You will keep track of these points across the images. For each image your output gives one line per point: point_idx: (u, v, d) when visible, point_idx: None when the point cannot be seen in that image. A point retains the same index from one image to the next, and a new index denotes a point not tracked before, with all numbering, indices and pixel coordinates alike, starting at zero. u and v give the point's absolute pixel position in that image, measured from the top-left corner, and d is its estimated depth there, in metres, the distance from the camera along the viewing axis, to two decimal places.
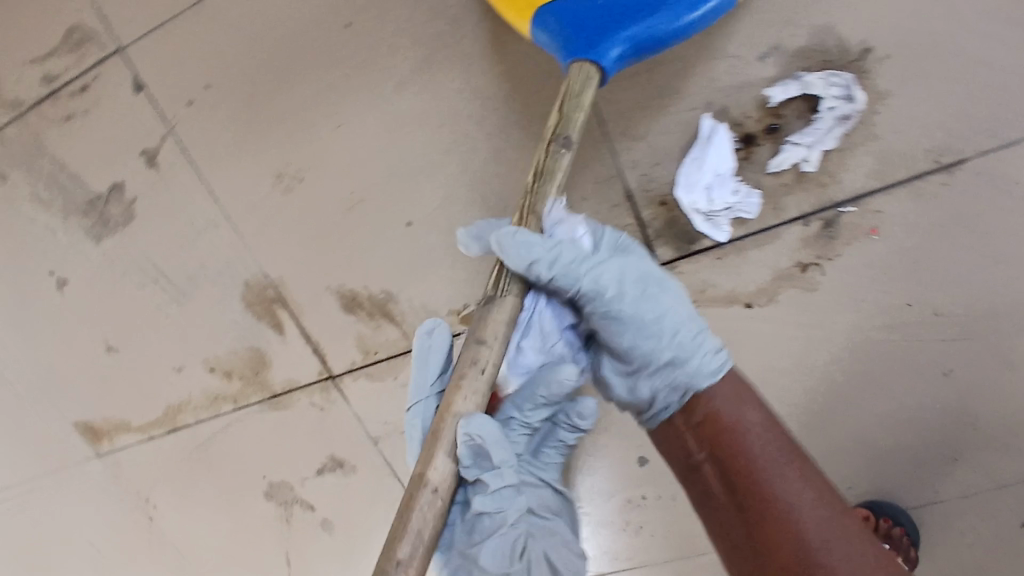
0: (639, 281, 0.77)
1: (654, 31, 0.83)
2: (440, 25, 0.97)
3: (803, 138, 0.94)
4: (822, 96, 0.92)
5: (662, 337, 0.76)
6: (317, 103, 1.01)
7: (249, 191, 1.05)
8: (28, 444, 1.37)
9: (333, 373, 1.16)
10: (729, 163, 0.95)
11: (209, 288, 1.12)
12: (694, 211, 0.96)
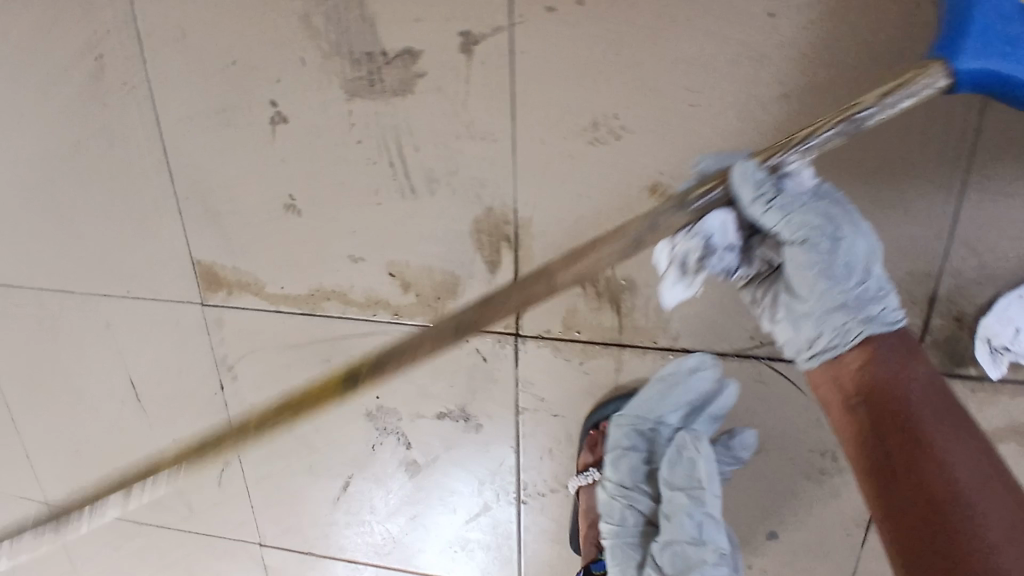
0: (829, 230, 0.71)
1: (1008, 73, 0.65)
2: (867, 54, 0.83)
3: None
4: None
5: (836, 304, 0.72)
6: (685, 73, 0.88)
7: (553, 125, 0.94)
8: (122, 259, 1.20)
9: (520, 332, 1.08)
10: None
11: (445, 197, 1.01)
12: (983, 340, 0.95)
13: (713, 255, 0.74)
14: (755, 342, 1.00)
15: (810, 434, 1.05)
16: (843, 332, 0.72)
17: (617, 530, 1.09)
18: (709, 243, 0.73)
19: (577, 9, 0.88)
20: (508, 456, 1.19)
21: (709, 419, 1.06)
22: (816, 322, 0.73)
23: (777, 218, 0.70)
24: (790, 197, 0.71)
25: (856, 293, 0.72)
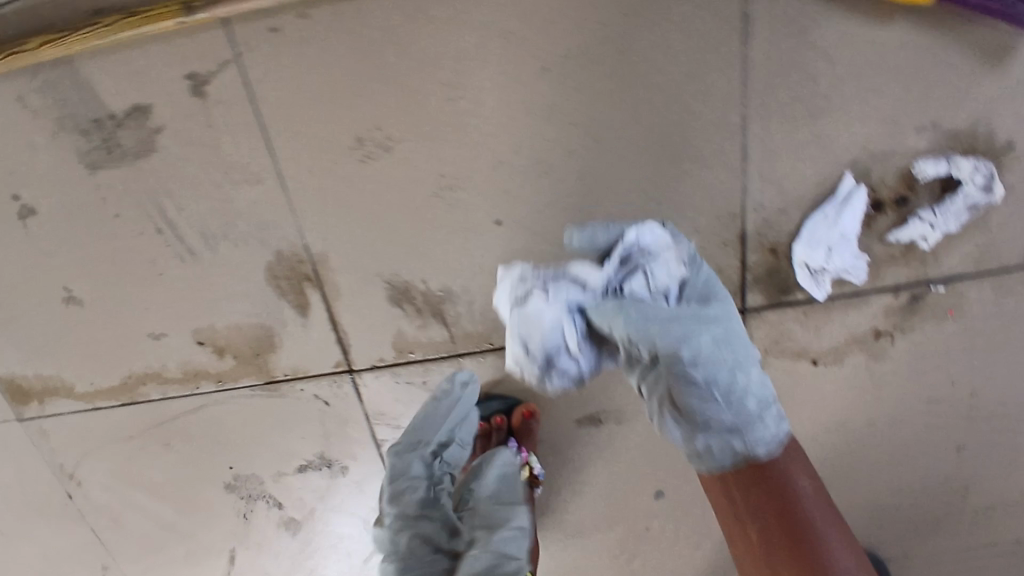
0: (702, 291, 0.77)
1: None
2: (608, 12, 0.79)
3: (926, 215, 0.88)
4: (960, 179, 0.85)
5: (678, 356, 0.70)
6: (433, 66, 0.81)
7: (313, 152, 0.85)
8: None
9: (354, 367, 1.02)
10: (856, 227, 0.89)
11: (228, 250, 0.93)
12: (802, 266, 0.91)
13: (549, 308, 0.73)
14: None
15: None
16: (720, 396, 0.70)
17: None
18: (545, 296, 0.74)
19: (300, 23, 0.79)
20: (383, 490, 1.14)
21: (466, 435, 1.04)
22: (697, 423, 0.70)
23: (561, 335, 0.74)
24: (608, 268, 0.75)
25: (717, 367, 0.70)
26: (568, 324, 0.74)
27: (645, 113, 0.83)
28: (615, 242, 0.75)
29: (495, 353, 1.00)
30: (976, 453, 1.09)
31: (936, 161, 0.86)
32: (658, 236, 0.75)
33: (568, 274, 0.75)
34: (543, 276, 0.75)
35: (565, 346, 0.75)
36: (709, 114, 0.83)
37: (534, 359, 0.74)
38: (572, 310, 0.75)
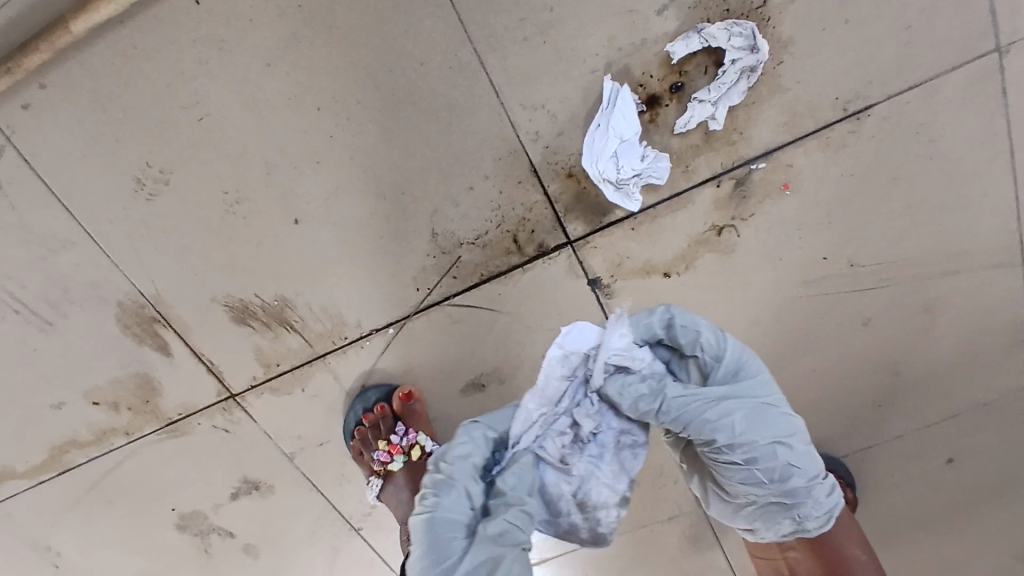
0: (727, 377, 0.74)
1: None
2: None
3: (709, 91, 0.86)
4: (724, 48, 0.85)
5: (745, 445, 0.70)
6: (176, 93, 0.86)
7: (108, 203, 0.91)
8: None
9: (234, 393, 1.05)
10: (634, 128, 0.87)
11: (80, 313, 0.99)
12: (603, 181, 0.89)
13: (505, 482, 0.70)
14: (424, 292, 0.96)
15: (535, 345, 1.00)
16: (760, 477, 0.72)
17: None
18: (506, 495, 0.70)
19: (41, 93, 0.86)
20: (316, 500, 1.16)
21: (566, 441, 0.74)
22: (750, 474, 0.72)
23: (519, 481, 0.71)
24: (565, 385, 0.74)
25: (750, 388, 0.73)
26: (559, 394, 0.74)
27: (381, 77, 0.85)
28: (572, 372, 0.74)
29: (354, 347, 1.01)
30: (887, 322, 1.00)
31: (688, 38, 0.85)
32: (598, 331, 0.73)
33: (476, 428, 0.73)
34: (448, 463, 0.71)
35: (494, 549, 0.66)
36: (442, 62, 0.85)
37: (495, 560, 0.65)
38: (473, 483, 0.71)
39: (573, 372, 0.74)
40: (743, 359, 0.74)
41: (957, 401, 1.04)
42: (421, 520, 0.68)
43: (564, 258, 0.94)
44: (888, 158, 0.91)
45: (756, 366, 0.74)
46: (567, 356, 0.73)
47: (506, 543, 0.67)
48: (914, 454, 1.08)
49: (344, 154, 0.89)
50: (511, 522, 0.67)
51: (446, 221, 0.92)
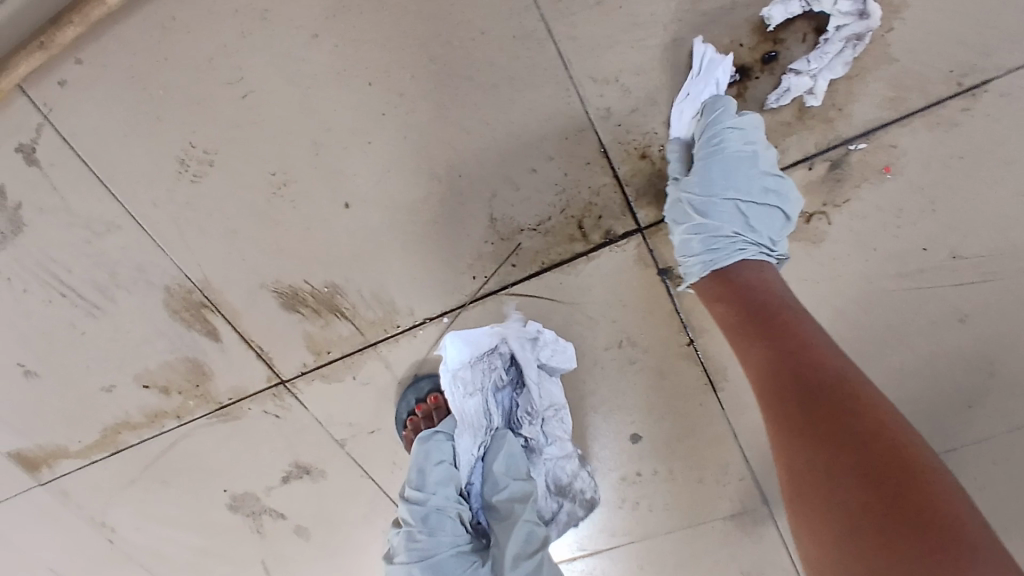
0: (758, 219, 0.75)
1: None
2: None
3: (808, 63, 0.75)
4: (829, 13, 0.73)
5: (714, 226, 0.75)
6: (217, 68, 0.81)
7: (152, 184, 0.87)
8: None
9: (284, 379, 1.02)
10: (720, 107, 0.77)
11: (128, 298, 0.96)
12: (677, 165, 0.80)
13: (497, 467, 0.90)
14: (480, 280, 0.90)
15: (599, 336, 0.95)
16: (712, 238, 0.75)
17: None
18: (499, 506, 0.89)
19: (79, 69, 0.82)
20: (368, 487, 1.12)
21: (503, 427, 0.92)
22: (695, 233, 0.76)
23: (507, 461, 0.90)
24: (476, 400, 0.91)
25: (722, 206, 0.74)
26: (477, 419, 0.91)
27: (436, 49, 0.78)
28: (478, 385, 0.91)
29: (407, 335, 0.95)
30: (991, 320, 0.88)
31: (787, 1, 0.73)
32: (480, 333, 0.90)
33: (440, 468, 0.90)
34: (429, 499, 0.88)
35: (528, 554, 0.85)
36: (503, 31, 0.77)
37: (533, 558, 0.84)
38: (462, 507, 0.91)
39: (471, 384, 0.91)
40: (725, 140, 0.74)
41: None
42: (422, 564, 0.86)
43: (632, 246, 0.87)
44: (1006, 138, 0.80)
45: (740, 161, 0.74)
46: (459, 370, 0.90)
47: (532, 543, 0.86)
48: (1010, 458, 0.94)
49: (396, 133, 0.82)
50: (528, 522, 0.86)
51: (505, 205, 0.85)
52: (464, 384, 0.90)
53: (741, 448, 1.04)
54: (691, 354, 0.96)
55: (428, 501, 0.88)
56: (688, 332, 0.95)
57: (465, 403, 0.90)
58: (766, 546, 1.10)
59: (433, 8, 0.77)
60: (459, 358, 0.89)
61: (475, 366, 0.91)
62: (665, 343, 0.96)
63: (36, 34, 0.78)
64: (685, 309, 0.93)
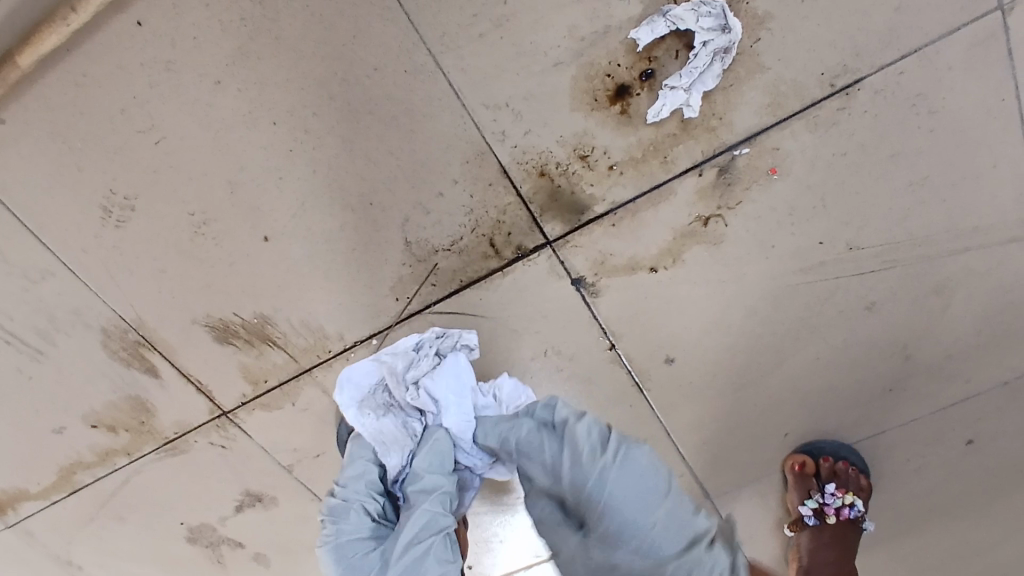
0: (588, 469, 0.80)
1: None
2: (248, 7, 0.80)
3: (680, 78, 0.81)
4: (693, 30, 0.79)
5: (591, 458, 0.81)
6: (132, 118, 0.85)
7: (79, 231, 0.91)
8: None
9: (225, 410, 1.05)
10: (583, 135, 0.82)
11: (67, 341, 1.00)
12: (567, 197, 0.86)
13: (421, 465, 0.83)
14: (403, 301, 0.94)
15: (525, 346, 0.99)
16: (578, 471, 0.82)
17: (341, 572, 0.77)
18: (414, 495, 0.81)
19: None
20: (319, 509, 1.15)
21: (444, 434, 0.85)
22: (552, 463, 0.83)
23: (434, 457, 0.83)
24: (389, 418, 0.87)
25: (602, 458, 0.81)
26: (398, 433, 0.86)
27: (336, 87, 0.82)
28: (386, 404, 0.89)
29: (339, 360, 0.98)
30: (893, 305, 0.94)
31: (655, 21, 0.79)
32: (363, 367, 0.90)
33: (357, 463, 0.83)
34: (348, 494, 0.82)
35: (418, 539, 0.76)
36: (397, 66, 0.81)
37: (428, 543, 0.75)
38: (370, 500, 0.82)
39: (378, 406, 0.88)
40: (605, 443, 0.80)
41: (974, 381, 0.98)
42: (328, 547, 0.79)
43: (544, 259, 0.91)
44: (883, 132, 0.85)
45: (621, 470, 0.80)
46: (361, 401, 0.88)
47: (430, 530, 0.76)
48: (933, 437, 1.01)
49: (307, 168, 0.86)
50: (432, 509, 0.78)
51: (419, 229, 0.89)
52: (397, 371, 0.90)
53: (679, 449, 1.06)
54: (616, 359, 1.00)
55: (343, 492, 0.82)
56: (609, 336, 0.98)
57: (380, 422, 0.86)
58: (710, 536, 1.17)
59: (328, 48, 0.81)
60: (386, 354, 0.91)
61: (428, 366, 0.91)
62: (589, 349, 0.99)
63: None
64: (604, 319, 0.97)
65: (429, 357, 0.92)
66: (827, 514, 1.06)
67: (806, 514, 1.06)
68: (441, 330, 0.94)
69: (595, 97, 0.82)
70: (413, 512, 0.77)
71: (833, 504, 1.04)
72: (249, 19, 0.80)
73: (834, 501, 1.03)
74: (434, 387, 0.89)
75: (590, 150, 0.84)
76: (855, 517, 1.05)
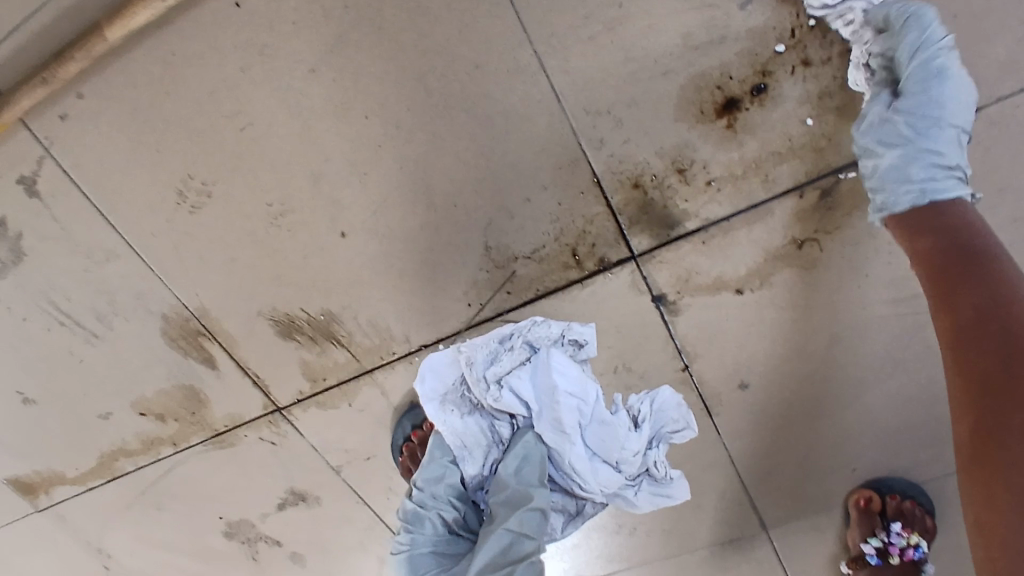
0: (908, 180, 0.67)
1: None
2: None
3: (812, 105, 0.77)
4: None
5: (938, 154, 0.66)
6: (217, 102, 0.82)
7: (151, 214, 0.88)
8: None
9: (281, 406, 1.02)
10: (683, 151, 0.80)
11: (125, 325, 0.97)
12: (665, 213, 0.83)
13: (505, 468, 0.78)
14: (475, 308, 0.91)
15: (595, 360, 0.96)
16: (932, 168, 0.66)
17: (405, 539, 0.82)
18: (492, 507, 0.78)
19: (80, 102, 0.83)
20: (363, 512, 1.13)
21: (546, 429, 0.81)
22: (928, 37, 0.67)
23: (518, 462, 0.79)
24: (475, 418, 0.85)
25: (934, 139, 0.67)
26: (481, 437, 0.84)
27: (433, 82, 0.79)
28: (473, 402, 0.86)
29: (403, 362, 0.96)
30: None
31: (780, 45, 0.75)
32: (446, 356, 0.88)
33: (434, 463, 0.83)
34: (423, 499, 0.82)
35: (496, 566, 0.73)
36: (497, 64, 0.78)
37: (504, 571, 0.72)
38: (448, 507, 0.82)
39: (464, 402, 0.86)
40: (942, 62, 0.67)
41: None
42: (400, 557, 0.81)
43: (626, 273, 0.88)
44: (995, 164, 0.80)
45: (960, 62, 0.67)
46: (443, 397, 0.87)
47: (506, 555, 0.73)
48: None
49: (392, 164, 0.83)
50: (512, 531, 0.73)
51: (501, 234, 0.86)
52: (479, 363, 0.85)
53: (736, 472, 1.06)
54: (687, 380, 0.96)
55: (422, 497, 0.82)
56: (684, 357, 0.94)
57: (463, 422, 0.84)
58: (758, 566, 1.14)
59: (429, 40, 0.78)
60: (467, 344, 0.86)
61: (511, 358, 0.84)
62: (661, 368, 0.96)
63: (40, 66, 0.80)
64: (680, 338, 0.93)
65: (511, 354, 0.85)
66: (890, 555, 1.06)
67: (868, 552, 1.05)
68: (540, 317, 0.88)
69: (701, 109, 0.78)
70: (488, 534, 0.74)
71: (897, 543, 1.04)
72: (352, 7, 0.77)
73: (899, 540, 1.03)
74: (522, 386, 0.82)
75: (689, 164, 0.81)
76: (917, 558, 1.05)
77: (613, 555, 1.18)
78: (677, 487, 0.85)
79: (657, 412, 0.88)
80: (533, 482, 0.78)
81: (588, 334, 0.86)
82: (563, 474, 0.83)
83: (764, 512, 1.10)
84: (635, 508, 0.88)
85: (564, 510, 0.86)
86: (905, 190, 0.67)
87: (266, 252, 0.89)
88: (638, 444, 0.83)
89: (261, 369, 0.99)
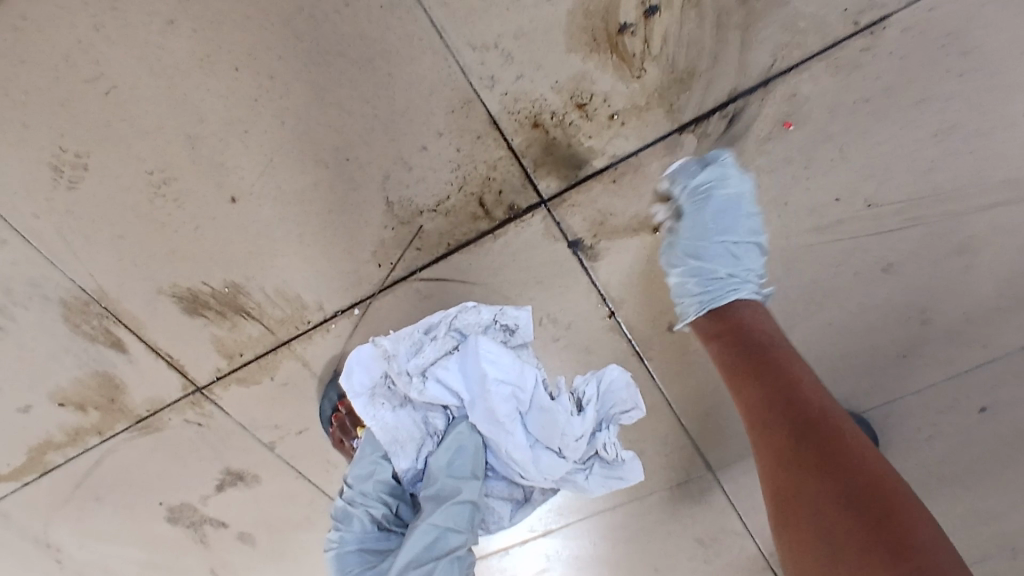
0: (712, 293, 0.80)
1: None
2: None
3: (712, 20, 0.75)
4: None
5: (707, 269, 0.80)
6: (75, 66, 0.77)
7: (30, 194, 0.83)
8: None
9: (201, 386, 0.98)
10: (579, 82, 0.77)
11: (26, 314, 0.92)
12: (570, 148, 0.80)
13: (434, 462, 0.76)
14: (386, 268, 0.87)
15: None
16: (708, 279, 0.80)
17: (335, 537, 0.79)
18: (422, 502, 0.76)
19: None
20: (304, 485, 1.10)
21: (481, 419, 0.76)
22: (694, 170, 0.79)
23: (450, 456, 0.76)
24: (406, 411, 0.80)
25: (734, 253, 0.80)
26: (414, 431, 0.79)
27: (304, 26, 0.75)
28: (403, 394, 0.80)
29: (320, 331, 0.92)
30: (913, 267, 0.87)
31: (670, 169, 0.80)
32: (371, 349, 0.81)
33: (363, 460, 0.80)
34: (351, 496, 0.79)
35: (419, 563, 0.71)
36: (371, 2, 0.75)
37: (425, 568, 0.71)
38: (377, 504, 0.79)
39: (394, 395, 0.80)
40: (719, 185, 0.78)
41: (993, 346, 0.92)
42: (330, 556, 0.79)
43: (539, 220, 0.83)
44: (911, 75, 0.77)
45: (736, 187, 0.79)
46: (372, 391, 0.80)
47: (431, 551, 0.71)
48: (945, 404, 0.96)
49: (274, 120, 0.79)
50: (436, 526, 0.72)
51: (401, 187, 0.82)
52: (401, 355, 0.79)
53: (678, 419, 1.03)
54: (616, 328, 0.92)
55: (350, 495, 0.79)
56: (609, 304, 0.90)
57: (393, 416, 0.79)
58: (711, 509, 1.11)
59: None
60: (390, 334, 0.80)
61: (439, 347, 0.79)
62: (587, 316, 0.91)
63: None
64: (603, 285, 0.89)
65: (440, 344, 0.80)
66: None
67: None
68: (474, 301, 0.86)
69: (594, 37, 0.76)
70: (414, 528, 0.73)
71: None
72: None
73: None
74: (450, 377, 0.77)
75: (589, 98, 0.78)
76: None
77: (566, 506, 1.15)
78: (630, 468, 0.79)
79: (604, 394, 0.80)
80: (462, 476, 0.76)
81: (521, 318, 0.80)
82: (504, 462, 0.79)
83: (712, 456, 1.07)
84: (588, 492, 0.82)
85: (512, 498, 0.83)
86: (691, 300, 0.82)
87: (159, 223, 0.84)
88: (583, 429, 0.76)
89: (174, 348, 0.94)
